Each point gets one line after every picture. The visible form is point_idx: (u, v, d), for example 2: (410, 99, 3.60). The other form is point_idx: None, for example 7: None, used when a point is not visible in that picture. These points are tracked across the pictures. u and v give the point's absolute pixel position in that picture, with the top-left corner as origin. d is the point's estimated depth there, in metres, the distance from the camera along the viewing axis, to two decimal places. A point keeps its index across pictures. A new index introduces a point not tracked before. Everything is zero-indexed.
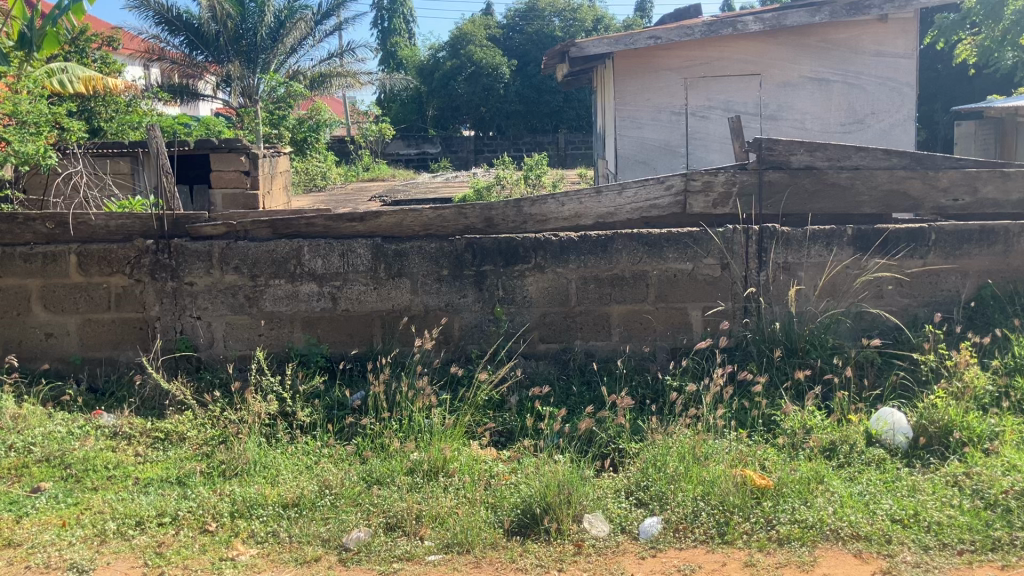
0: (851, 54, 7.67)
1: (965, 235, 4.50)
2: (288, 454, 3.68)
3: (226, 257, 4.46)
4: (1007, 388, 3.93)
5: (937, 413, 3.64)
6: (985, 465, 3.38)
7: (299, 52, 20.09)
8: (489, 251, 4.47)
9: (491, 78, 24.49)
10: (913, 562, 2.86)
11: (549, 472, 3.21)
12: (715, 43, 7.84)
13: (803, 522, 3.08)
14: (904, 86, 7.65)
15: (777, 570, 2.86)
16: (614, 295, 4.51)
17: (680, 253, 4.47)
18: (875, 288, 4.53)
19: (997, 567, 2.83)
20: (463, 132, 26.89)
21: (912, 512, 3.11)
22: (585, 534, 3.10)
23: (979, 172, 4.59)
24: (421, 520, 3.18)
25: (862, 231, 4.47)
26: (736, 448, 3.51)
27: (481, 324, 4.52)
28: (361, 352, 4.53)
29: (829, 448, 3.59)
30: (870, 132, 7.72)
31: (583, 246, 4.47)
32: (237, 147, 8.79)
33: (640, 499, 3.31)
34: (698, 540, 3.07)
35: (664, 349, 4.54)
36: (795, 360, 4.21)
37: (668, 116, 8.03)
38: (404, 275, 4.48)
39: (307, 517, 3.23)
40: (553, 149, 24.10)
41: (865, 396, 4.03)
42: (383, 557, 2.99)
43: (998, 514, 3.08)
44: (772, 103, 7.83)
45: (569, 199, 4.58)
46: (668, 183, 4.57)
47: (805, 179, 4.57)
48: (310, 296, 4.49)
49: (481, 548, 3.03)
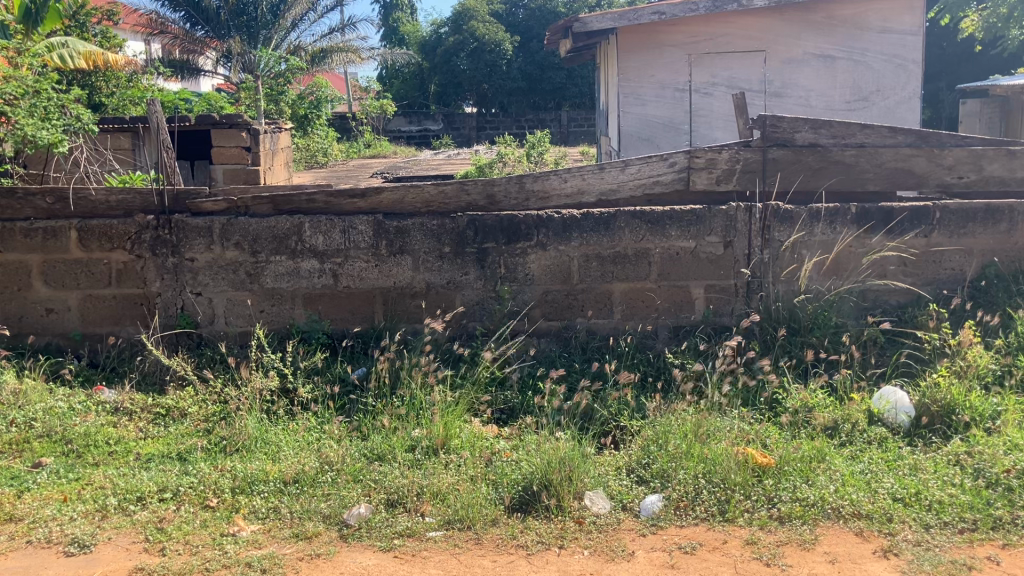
0: (857, 31, 7.62)
1: (970, 214, 4.46)
2: (290, 431, 3.67)
3: (227, 233, 4.44)
4: (1010, 368, 3.92)
5: (940, 392, 3.64)
6: (987, 444, 3.38)
7: (300, 26, 19.86)
8: (491, 228, 4.45)
9: (494, 54, 24.28)
10: (914, 541, 2.86)
11: (550, 450, 3.21)
12: (719, 19, 7.77)
13: (804, 500, 3.09)
14: (909, 64, 7.62)
15: (777, 547, 2.86)
16: (616, 273, 4.49)
17: (683, 230, 4.44)
18: (879, 267, 4.52)
19: (997, 546, 2.83)
20: (465, 108, 26.77)
21: (913, 491, 3.10)
22: (585, 511, 3.10)
23: (984, 151, 4.55)
24: (423, 496, 3.19)
25: (867, 210, 4.43)
26: (738, 427, 3.51)
27: (483, 302, 4.51)
28: (363, 330, 4.52)
29: (830, 426, 3.58)
30: (874, 110, 7.69)
31: (585, 223, 4.45)
32: (238, 122, 8.70)
33: (641, 477, 3.31)
34: (699, 518, 3.07)
35: (666, 327, 4.54)
36: (799, 338, 4.21)
37: (671, 93, 7.97)
38: (405, 253, 4.47)
39: (307, 494, 3.23)
40: (556, 126, 24.12)
41: (868, 374, 4.03)
42: (385, 534, 2.99)
43: (999, 493, 3.08)
44: (777, 80, 7.77)
45: (572, 175, 4.56)
46: (671, 160, 4.55)
47: (809, 156, 4.54)
48: (311, 273, 4.48)
49: (482, 525, 3.03)
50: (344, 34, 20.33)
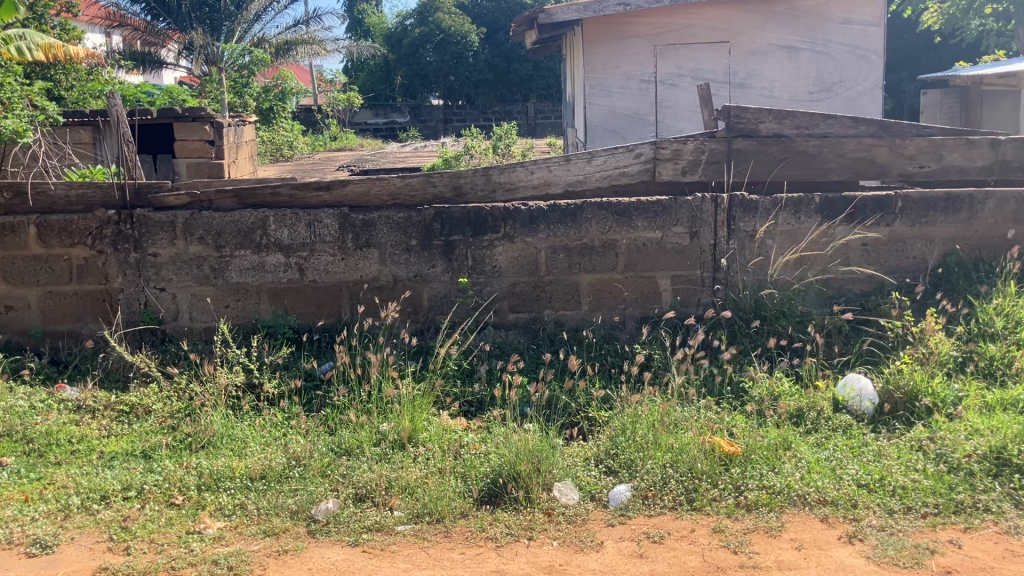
0: (820, 22, 7.69)
1: (931, 202, 4.52)
2: (255, 427, 3.63)
3: (190, 227, 4.39)
4: (971, 354, 3.98)
5: (903, 378, 3.69)
6: (948, 430, 3.43)
7: (264, 18, 19.66)
8: (458, 220, 4.43)
9: (460, 46, 24.18)
10: (878, 526, 2.90)
11: (518, 442, 3.20)
12: (684, 11, 7.80)
13: (770, 488, 3.12)
14: (871, 54, 7.70)
15: (745, 535, 2.88)
16: (584, 265, 4.50)
17: (650, 220, 4.46)
18: (842, 256, 4.56)
19: (959, 530, 2.88)
20: (432, 100, 26.64)
21: (877, 477, 3.14)
22: (554, 502, 3.10)
23: (945, 140, 4.61)
24: (391, 490, 3.17)
25: (831, 199, 4.48)
26: (704, 416, 3.54)
27: (450, 294, 4.50)
28: (329, 324, 4.49)
29: (796, 414, 3.62)
30: (837, 100, 7.77)
31: (552, 215, 4.44)
32: (202, 115, 8.61)
33: (609, 467, 3.33)
34: (667, 507, 3.08)
35: (634, 317, 4.55)
36: (765, 328, 4.25)
37: (637, 84, 7.97)
38: (372, 246, 4.44)
39: (275, 490, 3.20)
40: (523, 118, 24.20)
41: (833, 363, 4.06)
42: (353, 528, 2.97)
43: (961, 478, 3.13)
44: (741, 71, 7.82)
45: (538, 167, 4.56)
46: (637, 151, 4.55)
47: (773, 147, 4.57)
48: (276, 267, 4.43)
49: (451, 518, 3.02)
50: (308, 25, 20.19)
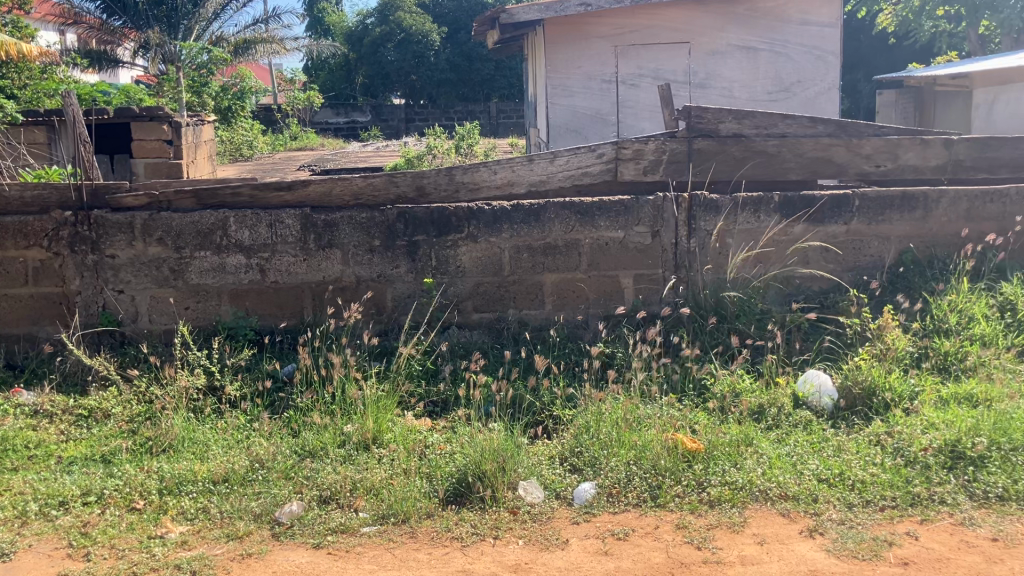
0: (777, 24, 7.79)
1: (888, 201, 4.60)
2: (218, 429, 3.60)
3: (150, 229, 4.34)
4: (927, 349, 4.06)
5: (861, 374, 3.75)
6: (905, 425, 3.49)
7: (222, 17, 19.47)
8: (421, 221, 4.42)
9: (422, 45, 24.10)
10: (839, 520, 2.95)
11: (483, 441, 3.21)
12: (644, 11, 7.85)
13: (733, 484, 3.15)
14: (828, 55, 7.82)
15: (708, 531, 2.92)
16: (547, 264, 4.51)
17: (612, 220, 4.49)
18: (801, 254, 4.62)
19: (916, 522, 2.94)
20: (393, 99, 26.52)
21: (837, 472, 3.20)
22: (520, 501, 3.11)
23: (900, 140, 4.70)
24: (356, 492, 3.16)
25: (790, 199, 4.54)
26: (667, 413, 3.57)
27: (414, 295, 4.49)
28: (291, 325, 4.46)
29: (757, 411, 3.66)
30: (795, 101, 7.87)
31: (516, 215, 4.45)
32: (159, 115, 8.51)
33: (574, 465, 3.35)
34: (631, 504, 3.11)
35: (597, 316, 4.58)
36: (727, 326, 4.30)
37: (599, 84, 8.00)
38: (334, 246, 4.42)
39: (238, 493, 3.17)
40: (484, 118, 24.23)
41: (793, 360, 4.11)
42: (318, 530, 2.96)
43: (918, 471, 3.19)
44: (700, 71, 7.89)
45: (501, 167, 4.57)
46: (600, 151, 4.58)
47: (733, 147, 4.62)
48: (237, 268, 4.40)
49: (417, 518, 3.02)
50: (267, 24, 20.04)
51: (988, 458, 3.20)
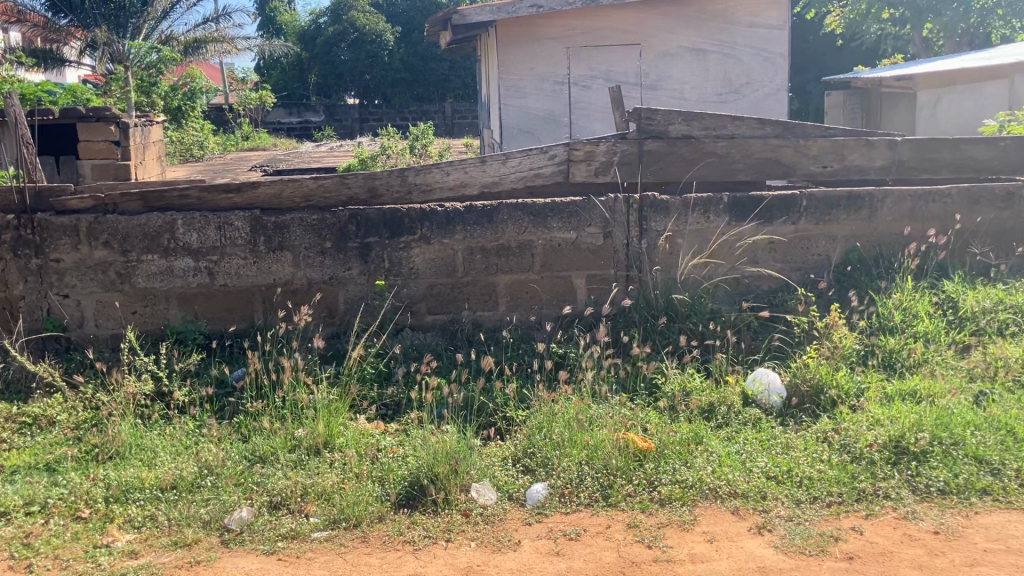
0: (727, 26, 7.89)
1: (834, 201, 4.68)
2: (166, 435, 3.54)
3: (95, 232, 4.27)
4: (873, 347, 4.13)
5: (809, 372, 3.81)
6: (852, 421, 3.55)
7: (171, 15, 19.18)
8: (373, 222, 4.40)
9: (376, 45, 23.96)
10: (787, 516, 2.99)
11: (436, 444, 3.20)
12: (595, 13, 7.89)
13: (683, 482, 3.19)
14: (776, 57, 7.93)
15: (658, 529, 2.94)
16: (500, 266, 4.52)
17: (565, 221, 4.51)
18: (750, 254, 4.69)
19: (861, 517, 2.99)
20: (347, 99, 26.34)
21: (785, 468, 3.24)
22: (472, 503, 3.11)
23: (846, 141, 4.78)
24: (307, 497, 3.14)
25: (739, 199, 4.60)
26: (619, 413, 3.60)
27: (366, 297, 4.47)
28: (241, 329, 4.41)
29: (707, 409, 3.71)
30: (744, 102, 7.96)
31: (468, 216, 4.45)
32: (106, 115, 8.36)
33: (526, 466, 3.36)
34: (583, 504, 3.13)
35: (550, 317, 4.59)
36: (678, 325, 4.34)
37: (551, 86, 8.03)
38: (285, 249, 4.38)
39: (186, 500, 3.13)
40: (439, 118, 24.23)
41: (743, 359, 4.16)
42: (268, 537, 2.93)
43: (863, 467, 3.25)
44: (651, 73, 7.95)
45: (454, 168, 4.57)
46: (552, 152, 4.60)
47: (683, 148, 4.66)
48: (185, 272, 4.34)
49: (368, 523, 3.00)
50: (217, 23, 19.78)
51: (931, 452, 3.28)
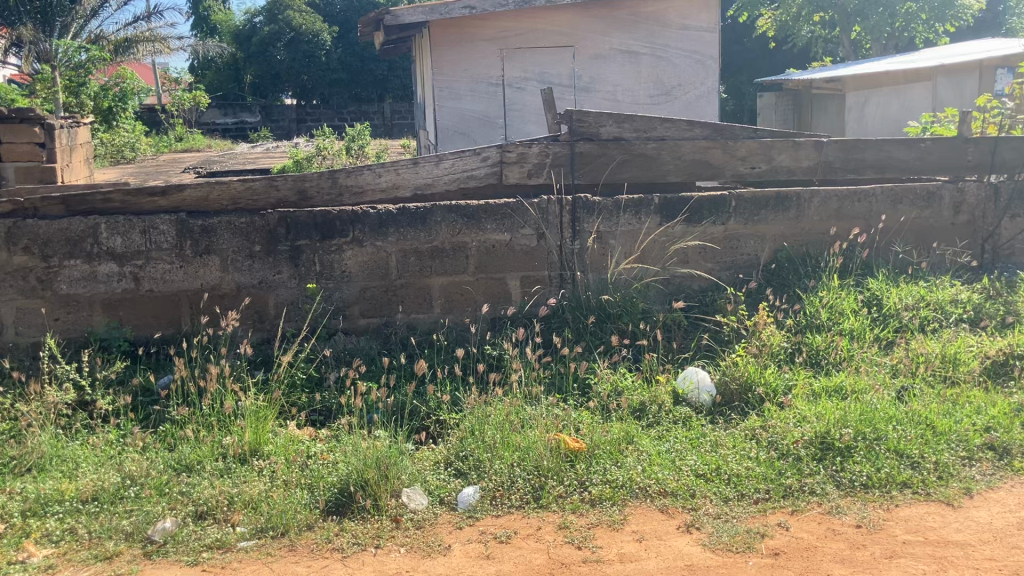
0: (659, 28, 7.99)
1: (762, 202, 4.76)
2: (88, 446, 3.45)
3: (14, 236, 4.15)
4: (800, 345, 4.21)
5: (737, 370, 3.86)
6: (779, 418, 3.61)
7: (101, 14, 18.72)
8: (303, 225, 4.35)
9: (312, 45, 23.71)
10: (714, 514, 3.03)
11: (366, 450, 3.17)
12: (530, 15, 7.91)
13: (613, 482, 3.21)
14: (708, 59, 8.02)
15: (588, 530, 2.96)
16: (434, 268, 4.50)
17: (498, 223, 4.51)
18: (681, 254, 4.74)
19: (787, 513, 3.04)
20: (284, 100, 26.02)
21: (713, 466, 3.29)
22: (403, 508, 3.09)
23: (773, 142, 4.87)
24: (234, 506, 3.09)
25: (669, 200, 4.66)
26: (551, 414, 3.61)
27: (297, 301, 4.41)
28: (168, 335, 4.31)
29: (639, 408, 3.74)
30: (676, 105, 8.08)
31: (401, 218, 4.42)
32: (30, 117, 8.13)
33: (458, 469, 3.34)
34: (514, 506, 3.13)
35: (484, 319, 4.59)
36: (610, 325, 4.36)
37: (485, 87, 7.99)
38: (213, 252, 4.30)
39: (108, 512, 3.05)
40: (378, 118, 24.11)
41: (674, 358, 4.19)
42: (192, 548, 2.87)
43: (789, 463, 3.31)
44: (585, 75, 8.01)
45: (386, 170, 4.54)
46: (484, 154, 4.60)
47: (615, 150, 4.69)
48: (109, 277, 4.24)
49: (296, 531, 2.96)
50: (149, 22, 19.36)
51: (854, 448, 3.35)
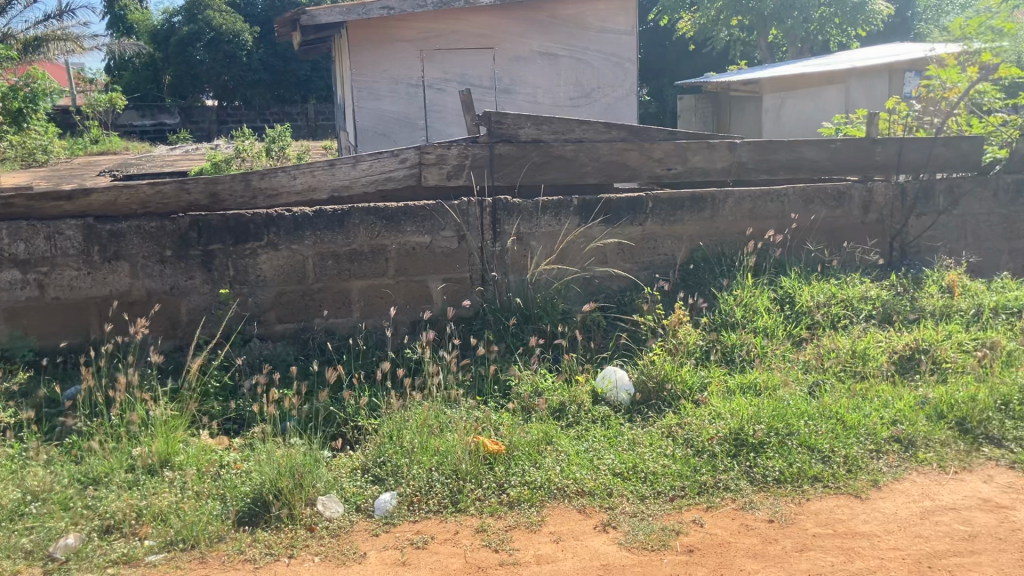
0: (578, 30, 8.07)
1: (678, 202, 4.83)
2: None
3: None
4: (716, 343, 4.27)
5: (654, 369, 3.90)
6: (695, 415, 3.65)
7: (9, 11, 18.05)
8: (217, 229, 4.26)
9: (233, 45, 23.29)
10: (631, 513, 3.05)
11: (280, 458, 3.11)
12: (451, 16, 7.88)
13: (532, 483, 3.21)
14: (626, 62, 8.18)
15: (506, 532, 2.95)
16: (353, 271, 4.44)
17: (418, 225, 4.48)
18: (599, 254, 4.78)
19: (702, 509, 3.09)
20: (205, 100, 25.50)
21: (630, 465, 3.31)
22: (318, 517, 3.05)
23: (689, 144, 4.94)
24: (142, 519, 3.00)
25: (587, 201, 4.69)
26: (471, 417, 3.59)
27: (211, 307, 4.31)
28: (75, 344, 4.18)
29: (558, 409, 3.75)
30: (596, 107, 8.21)
31: (318, 221, 4.36)
32: None
33: (376, 475, 3.29)
34: (432, 511, 3.11)
35: (404, 323, 4.55)
36: (530, 326, 4.37)
37: (405, 88, 7.91)
38: (122, 258, 4.18)
39: (6, 529, 2.92)
40: (302, 119, 23.84)
41: (594, 358, 4.21)
42: (97, 564, 2.77)
43: (705, 460, 3.36)
44: (506, 77, 8.03)
45: (301, 172, 4.47)
46: (402, 156, 4.56)
47: (533, 152, 4.70)
48: (11, 284, 4.11)
49: (207, 543, 2.89)
50: (61, 20, 18.75)
51: (767, 443, 3.41)
